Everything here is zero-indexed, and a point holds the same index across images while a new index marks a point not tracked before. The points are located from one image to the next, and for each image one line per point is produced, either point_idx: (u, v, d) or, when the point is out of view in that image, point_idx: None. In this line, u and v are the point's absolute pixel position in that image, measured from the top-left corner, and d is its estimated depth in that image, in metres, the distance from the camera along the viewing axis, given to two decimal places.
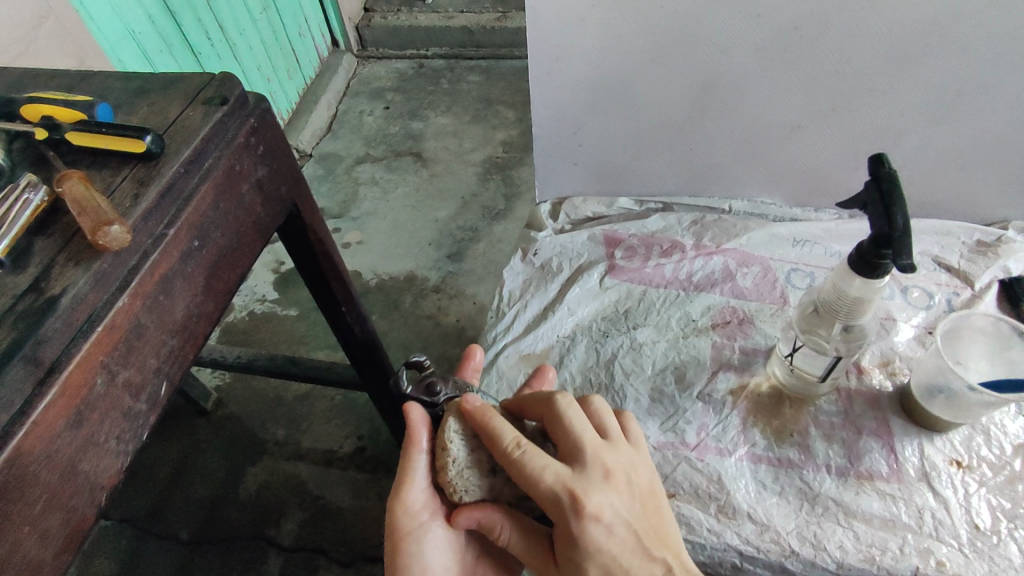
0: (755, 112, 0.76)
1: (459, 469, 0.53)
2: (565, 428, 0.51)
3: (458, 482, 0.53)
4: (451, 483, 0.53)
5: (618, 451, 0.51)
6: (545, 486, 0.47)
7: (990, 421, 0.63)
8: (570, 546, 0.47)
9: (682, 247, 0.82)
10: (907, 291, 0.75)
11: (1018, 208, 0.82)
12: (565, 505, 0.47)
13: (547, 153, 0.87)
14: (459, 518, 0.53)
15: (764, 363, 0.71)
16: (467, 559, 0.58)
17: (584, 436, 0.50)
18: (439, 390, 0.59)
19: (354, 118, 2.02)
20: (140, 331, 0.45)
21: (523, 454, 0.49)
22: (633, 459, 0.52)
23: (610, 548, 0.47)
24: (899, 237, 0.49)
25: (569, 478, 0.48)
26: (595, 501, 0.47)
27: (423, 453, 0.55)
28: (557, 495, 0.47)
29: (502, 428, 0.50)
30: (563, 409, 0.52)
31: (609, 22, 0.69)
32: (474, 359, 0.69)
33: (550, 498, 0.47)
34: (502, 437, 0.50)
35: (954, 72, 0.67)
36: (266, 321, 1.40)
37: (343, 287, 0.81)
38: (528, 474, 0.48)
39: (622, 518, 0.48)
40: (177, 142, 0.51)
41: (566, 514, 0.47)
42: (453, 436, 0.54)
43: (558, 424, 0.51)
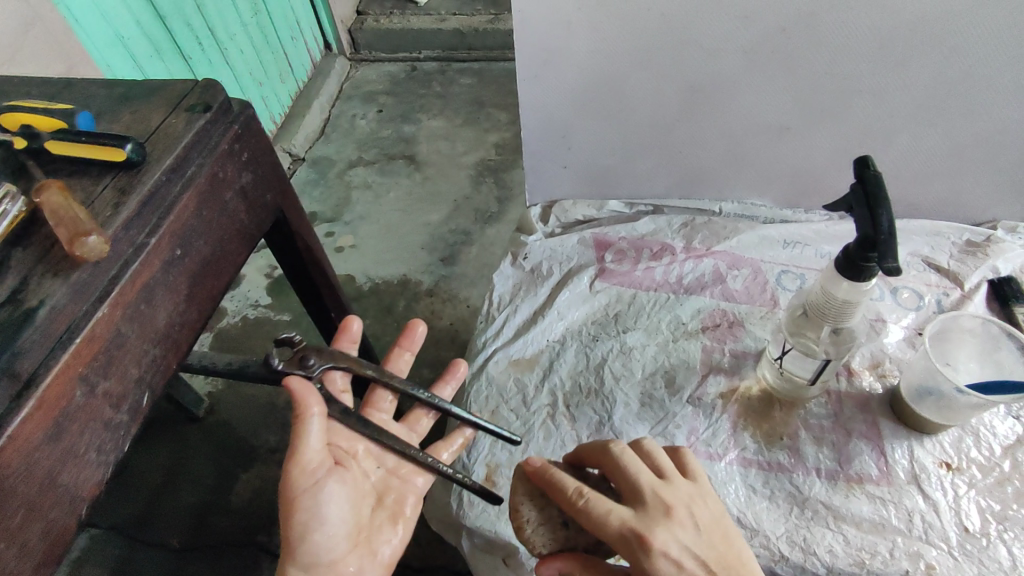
0: (744, 114, 0.76)
1: (534, 527, 0.55)
2: (623, 472, 0.52)
3: (535, 539, 0.54)
4: (529, 541, 0.54)
5: (679, 489, 0.52)
6: (612, 529, 0.49)
7: (980, 422, 0.63)
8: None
9: (672, 250, 0.82)
10: (897, 292, 0.75)
11: (1006, 208, 0.82)
12: (633, 546, 0.48)
13: (536, 156, 0.87)
14: (541, 571, 0.53)
15: (754, 366, 0.71)
16: (365, 512, 0.57)
17: (641, 477, 0.52)
18: (311, 362, 0.63)
19: (347, 122, 2.01)
20: (121, 341, 0.45)
21: (586, 502, 0.50)
22: (695, 494, 0.52)
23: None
24: (884, 240, 0.49)
25: (635, 520, 0.49)
26: (660, 539, 0.48)
27: (315, 416, 0.53)
28: (622, 537, 0.48)
29: (563, 479, 0.53)
30: (618, 454, 0.53)
31: (596, 25, 0.69)
32: (349, 331, 0.69)
33: (619, 541, 0.49)
34: (564, 487, 0.52)
35: (941, 73, 0.68)
36: (259, 326, 1.39)
37: (332, 292, 0.80)
38: (593, 522, 0.50)
39: (692, 554, 0.48)
40: (159, 150, 0.51)
41: (636, 555, 0.48)
42: (522, 496, 0.56)
43: (616, 469, 0.53)
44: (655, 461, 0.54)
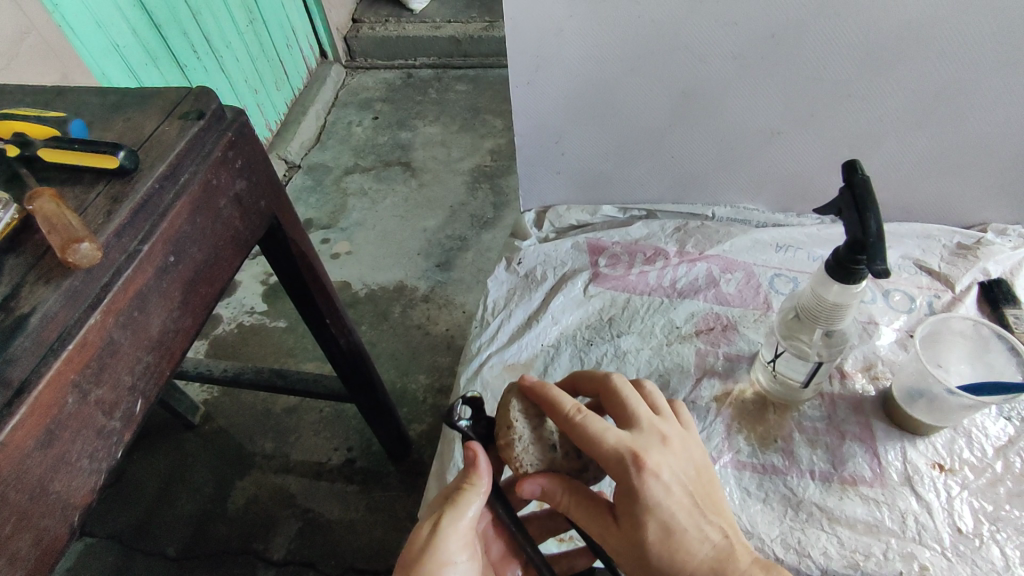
0: (736, 118, 0.76)
1: (525, 444, 0.53)
2: (625, 403, 0.52)
3: (523, 455, 0.52)
4: (518, 456, 0.52)
5: (672, 423, 0.52)
6: (607, 445, 0.48)
7: (972, 423, 0.63)
8: (630, 501, 0.47)
9: (665, 254, 0.82)
10: (889, 295, 0.76)
11: (996, 210, 0.83)
12: (626, 461, 0.47)
13: (530, 162, 0.87)
14: (523, 488, 0.52)
15: (748, 369, 0.71)
16: None
17: (639, 407, 0.51)
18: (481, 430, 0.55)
19: (343, 129, 2.02)
20: (114, 348, 0.45)
21: (583, 416, 0.49)
22: (687, 435, 0.52)
23: (669, 504, 0.47)
24: (873, 242, 0.49)
25: (630, 438, 0.48)
26: (653, 459, 0.47)
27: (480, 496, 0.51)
28: (617, 451, 0.47)
29: (562, 397, 0.51)
30: (619, 387, 0.53)
31: (588, 31, 0.69)
32: None
33: (611, 458, 0.48)
34: (562, 404, 0.51)
35: (928, 77, 0.68)
36: (255, 333, 1.39)
37: (326, 299, 0.80)
38: (588, 434, 0.49)
39: (678, 478, 0.48)
40: (152, 157, 0.51)
41: (627, 470, 0.47)
42: (516, 415, 0.53)
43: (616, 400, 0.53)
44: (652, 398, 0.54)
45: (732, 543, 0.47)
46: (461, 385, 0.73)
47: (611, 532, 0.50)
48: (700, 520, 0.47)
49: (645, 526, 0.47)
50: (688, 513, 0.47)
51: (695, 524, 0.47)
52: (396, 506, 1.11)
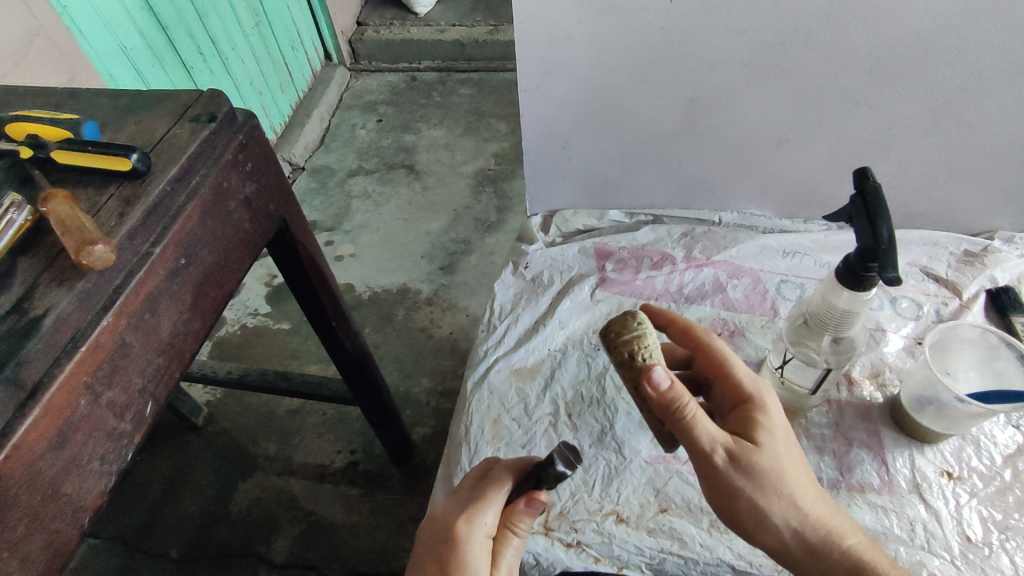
0: (744, 125, 0.76)
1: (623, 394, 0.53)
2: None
3: (651, 351, 0.51)
4: (642, 349, 0.51)
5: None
6: (739, 368, 0.54)
7: (980, 431, 0.63)
8: (759, 417, 0.51)
9: (672, 260, 0.82)
10: (896, 302, 0.75)
11: (1003, 218, 0.83)
12: (759, 383, 0.53)
13: (537, 166, 0.87)
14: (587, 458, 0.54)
15: (755, 375, 0.71)
16: None
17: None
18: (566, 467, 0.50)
19: (347, 131, 2.02)
20: (125, 350, 0.45)
21: (717, 343, 0.56)
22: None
23: (786, 430, 0.52)
24: (884, 250, 0.49)
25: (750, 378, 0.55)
26: (772, 395, 0.54)
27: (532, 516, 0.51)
28: (749, 375, 0.53)
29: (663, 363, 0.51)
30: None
31: (597, 37, 0.70)
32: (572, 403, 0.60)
33: (744, 378, 0.53)
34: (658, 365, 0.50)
35: (936, 86, 0.69)
36: (258, 335, 1.39)
37: (333, 302, 0.81)
38: (720, 357, 0.55)
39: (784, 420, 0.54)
40: (163, 160, 0.51)
41: (757, 390, 0.52)
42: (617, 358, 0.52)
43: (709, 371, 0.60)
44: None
45: (822, 491, 0.52)
46: (468, 389, 0.73)
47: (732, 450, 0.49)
48: (800, 462, 0.52)
49: (773, 442, 0.50)
50: (798, 441, 0.52)
51: (801, 459, 0.52)
52: (400, 509, 1.11)
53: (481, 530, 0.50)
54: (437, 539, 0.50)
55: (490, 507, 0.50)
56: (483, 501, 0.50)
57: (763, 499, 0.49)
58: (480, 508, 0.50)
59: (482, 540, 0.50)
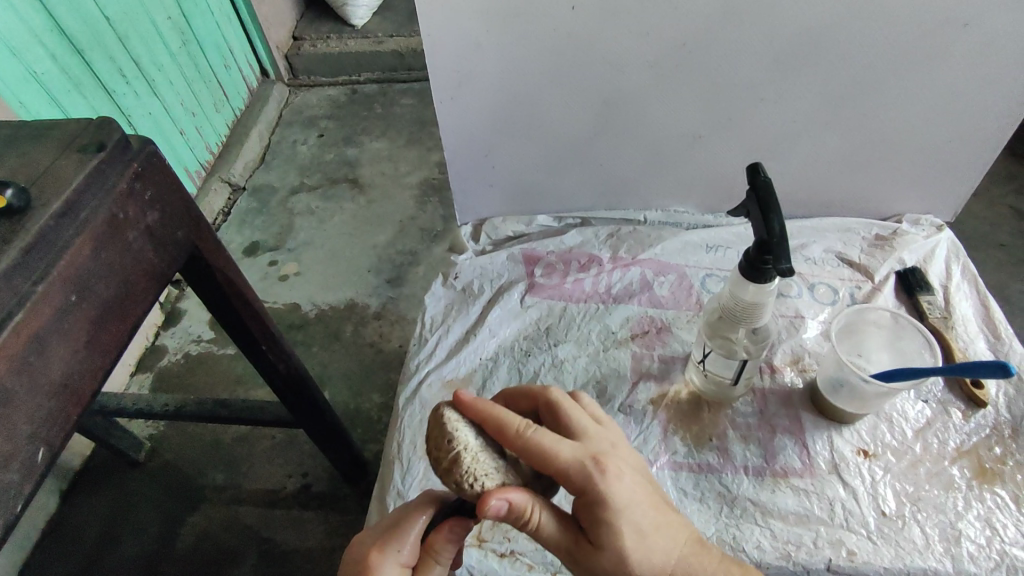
0: (658, 125, 0.78)
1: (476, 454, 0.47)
2: (569, 419, 0.51)
3: (475, 467, 0.46)
4: (467, 473, 0.45)
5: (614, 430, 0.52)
6: (566, 459, 0.46)
7: (893, 408, 0.66)
8: (607, 511, 0.46)
9: (599, 261, 0.83)
10: (814, 288, 0.78)
11: (910, 202, 0.87)
12: (589, 470, 0.46)
13: (461, 176, 0.86)
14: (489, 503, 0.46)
15: (682, 370, 0.72)
16: None
17: (584, 424, 0.51)
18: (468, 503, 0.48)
19: (288, 148, 1.99)
20: (7, 396, 0.43)
21: (536, 433, 0.47)
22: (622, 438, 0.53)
23: (632, 503, 0.47)
24: (777, 242, 0.50)
25: (589, 450, 0.48)
26: (612, 464, 0.47)
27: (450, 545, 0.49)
28: (578, 463, 0.46)
29: (508, 418, 0.48)
30: (558, 401, 0.52)
31: (505, 46, 0.70)
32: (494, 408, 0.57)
33: (573, 470, 0.46)
34: (508, 425, 0.47)
35: (832, 79, 0.71)
36: (200, 362, 1.35)
37: (260, 325, 0.79)
38: (544, 453, 0.46)
39: (636, 479, 0.48)
40: (46, 194, 0.49)
41: (591, 481, 0.46)
42: (459, 428, 0.48)
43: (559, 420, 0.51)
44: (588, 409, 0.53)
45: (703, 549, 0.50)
46: (400, 405, 0.72)
47: (580, 547, 0.48)
48: (666, 526, 0.48)
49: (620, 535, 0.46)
50: (649, 506, 0.48)
51: (656, 525, 0.48)
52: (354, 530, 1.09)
53: (394, 559, 0.49)
54: (355, 565, 0.50)
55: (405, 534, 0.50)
56: (398, 530, 0.50)
57: None
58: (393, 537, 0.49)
59: (393, 571, 0.49)
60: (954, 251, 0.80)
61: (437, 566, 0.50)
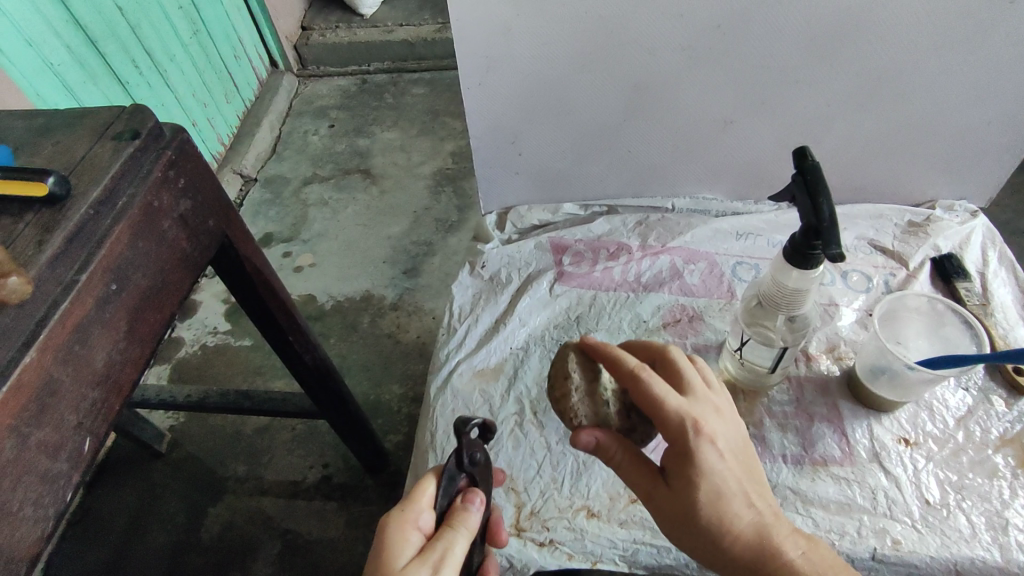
0: (688, 111, 0.77)
1: (580, 396, 0.55)
2: (683, 375, 0.51)
3: (576, 407, 0.54)
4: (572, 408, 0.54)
5: (724, 397, 0.52)
6: (669, 410, 0.47)
7: (933, 397, 0.65)
8: (693, 469, 0.46)
9: (628, 249, 0.81)
10: (847, 276, 0.77)
11: (943, 187, 0.85)
12: (688, 426, 0.46)
13: (487, 164, 0.85)
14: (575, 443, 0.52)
15: (716, 358, 0.71)
16: None
17: (696, 378, 0.51)
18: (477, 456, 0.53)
19: (299, 139, 1.98)
20: (53, 386, 0.43)
21: (649, 376, 0.48)
22: (733, 408, 0.52)
23: (722, 473, 0.47)
24: (827, 228, 0.49)
25: (693, 408, 0.48)
26: (715, 427, 0.47)
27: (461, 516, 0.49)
28: (680, 417, 0.46)
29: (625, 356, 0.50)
30: (676, 356, 0.53)
31: (536, 31, 0.69)
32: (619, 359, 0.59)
33: (675, 422, 0.47)
34: (627, 363, 0.49)
35: (870, 62, 0.70)
36: (219, 354, 1.35)
37: (288, 315, 0.78)
38: (650, 396, 0.47)
39: (732, 449, 0.48)
40: (84, 182, 0.49)
41: (686, 435, 0.46)
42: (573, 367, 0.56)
43: (672, 371, 0.52)
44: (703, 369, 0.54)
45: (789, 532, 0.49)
46: (431, 395, 0.72)
47: (657, 493, 0.49)
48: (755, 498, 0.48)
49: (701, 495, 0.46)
50: (738, 480, 0.47)
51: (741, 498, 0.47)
52: (378, 520, 1.09)
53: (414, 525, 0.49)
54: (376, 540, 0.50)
55: (419, 502, 0.51)
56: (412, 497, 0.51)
57: (688, 540, 0.49)
58: (410, 501, 0.50)
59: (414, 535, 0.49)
60: (989, 238, 0.79)
61: (458, 534, 0.48)
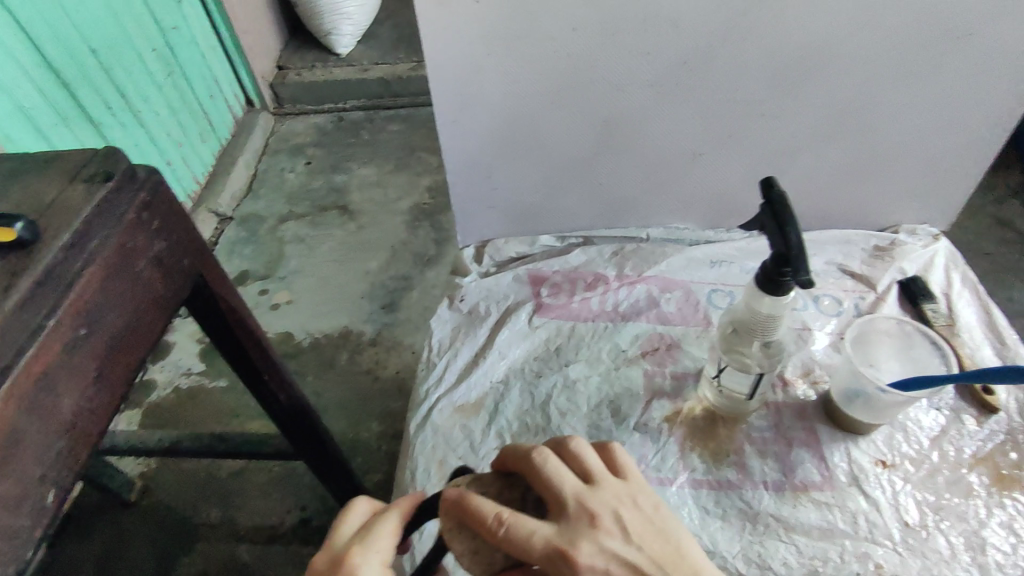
0: (658, 144, 0.79)
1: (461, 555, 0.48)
2: (551, 489, 0.47)
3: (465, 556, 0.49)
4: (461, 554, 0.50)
5: (612, 493, 0.48)
6: (537, 551, 0.45)
7: (907, 417, 0.66)
8: None
9: (605, 279, 0.82)
10: (819, 300, 0.79)
11: (904, 213, 0.88)
12: (560, 565, 0.44)
13: (463, 199, 0.86)
14: None
15: (694, 386, 0.72)
16: None
17: (568, 488, 0.47)
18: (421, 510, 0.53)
19: (275, 176, 1.98)
20: (17, 438, 0.41)
21: (511, 524, 0.45)
22: (628, 492, 0.49)
23: None
24: (796, 255, 0.50)
25: (564, 538, 0.45)
26: (587, 553, 0.45)
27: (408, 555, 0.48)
28: (548, 559, 0.44)
29: (482, 505, 0.46)
30: (541, 465, 0.48)
31: (509, 69, 0.71)
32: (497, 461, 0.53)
33: (544, 561, 0.45)
34: (481, 514, 0.45)
35: (829, 96, 0.73)
36: (192, 396, 1.31)
37: (263, 354, 0.77)
38: (517, 548, 0.44)
39: (623, 557, 0.46)
40: (55, 226, 0.48)
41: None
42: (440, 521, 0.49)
43: (545, 489, 0.48)
44: (579, 463, 0.50)
45: None
46: (411, 432, 0.71)
47: None
48: None
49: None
50: None
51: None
52: None
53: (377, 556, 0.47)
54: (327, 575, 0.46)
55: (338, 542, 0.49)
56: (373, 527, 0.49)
57: None
58: (330, 542, 0.50)
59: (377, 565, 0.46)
60: (951, 260, 0.82)
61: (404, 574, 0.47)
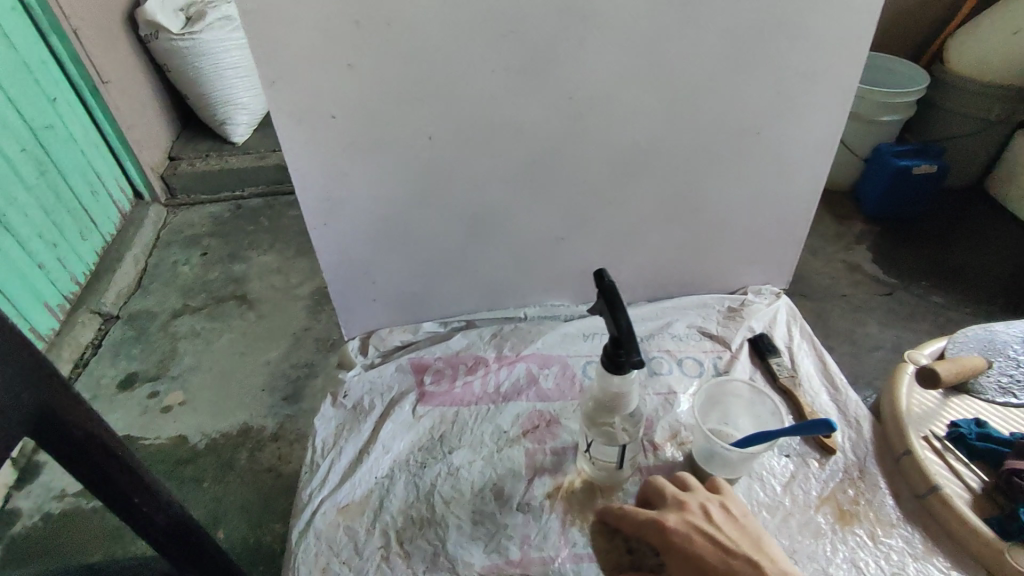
0: (523, 232, 0.85)
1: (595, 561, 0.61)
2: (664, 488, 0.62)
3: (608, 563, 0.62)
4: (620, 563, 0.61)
5: (705, 493, 0.61)
6: (646, 522, 0.58)
7: (761, 467, 0.73)
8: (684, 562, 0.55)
9: (485, 361, 0.85)
10: (682, 363, 0.86)
11: (750, 275, 0.99)
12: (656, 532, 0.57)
13: (343, 295, 0.88)
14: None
15: (573, 460, 0.75)
16: None
17: (670, 487, 0.62)
18: None
19: (167, 270, 1.91)
20: None
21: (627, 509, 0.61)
22: (708, 496, 0.61)
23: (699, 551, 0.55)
24: (628, 340, 0.56)
25: (661, 514, 0.59)
26: (672, 521, 0.57)
27: None
28: (648, 527, 0.58)
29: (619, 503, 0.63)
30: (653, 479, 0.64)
31: (373, 175, 0.75)
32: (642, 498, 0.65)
33: (648, 530, 0.58)
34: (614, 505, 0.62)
35: (664, 182, 0.83)
36: (67, 520, 1.20)
37: (132, 475, 0.70)
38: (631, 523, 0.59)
39: (703, 530, 0.57)
40: None
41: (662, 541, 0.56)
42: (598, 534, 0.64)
43: (658, 493, 0.62)
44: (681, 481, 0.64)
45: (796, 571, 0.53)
46: (292, 541, 0.69)
47: None
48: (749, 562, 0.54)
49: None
50: (715, 553, 0.55)
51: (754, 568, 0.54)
52: None
53: None
54: None
55: None
56: None
57: None
58: None
59: None
60: (791, 315, 0.92)
61: None
